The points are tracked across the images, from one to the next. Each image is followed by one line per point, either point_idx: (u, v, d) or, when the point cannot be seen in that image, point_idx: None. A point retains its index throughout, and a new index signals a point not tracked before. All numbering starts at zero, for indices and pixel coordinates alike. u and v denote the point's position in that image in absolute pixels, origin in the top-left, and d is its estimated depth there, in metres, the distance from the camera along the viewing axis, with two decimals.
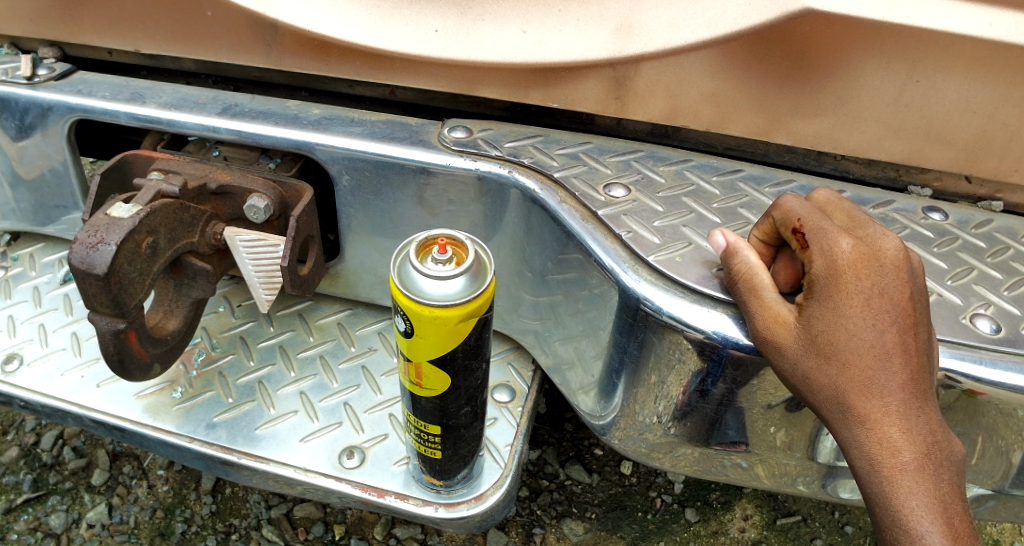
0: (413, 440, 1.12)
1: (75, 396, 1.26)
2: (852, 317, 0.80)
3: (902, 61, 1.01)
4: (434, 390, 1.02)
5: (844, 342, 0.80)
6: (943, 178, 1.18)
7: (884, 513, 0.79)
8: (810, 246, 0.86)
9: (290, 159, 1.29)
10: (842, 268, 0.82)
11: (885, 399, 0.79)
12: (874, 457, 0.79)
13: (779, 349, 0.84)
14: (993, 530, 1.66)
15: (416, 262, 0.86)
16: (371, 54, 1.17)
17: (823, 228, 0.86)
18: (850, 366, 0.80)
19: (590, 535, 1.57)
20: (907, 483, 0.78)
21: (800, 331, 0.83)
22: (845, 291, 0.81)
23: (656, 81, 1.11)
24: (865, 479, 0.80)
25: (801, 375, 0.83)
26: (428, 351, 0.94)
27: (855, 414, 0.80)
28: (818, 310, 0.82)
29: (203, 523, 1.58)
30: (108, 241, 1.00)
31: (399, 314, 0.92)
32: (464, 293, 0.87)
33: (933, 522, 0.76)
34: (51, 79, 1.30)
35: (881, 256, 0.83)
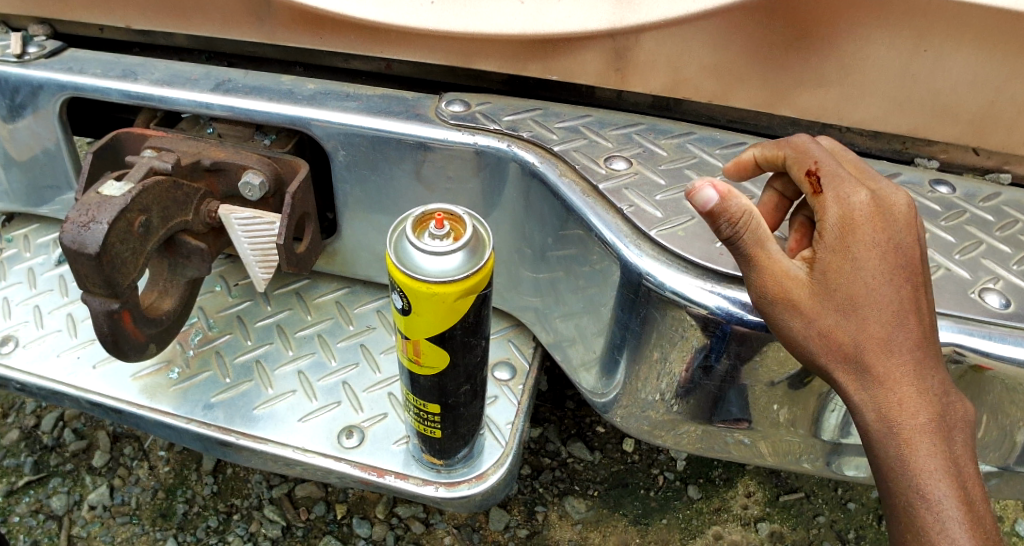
0: (412, 419, 1.11)
1: (71, 378, 1.25)
2: (870, 273, 0.79)
3: (908, 32, 0.98)
4: (433, 370, 1.00)
5: (863, 298, 0.78)
6: (950, 150, 1.15)
7: (899, 478, 0.78)
8: (825, 192, 0.83)
9: (285, 136, 1.26)
10: (860, 220, 0.80)
11: (903, 358, 0.78)
12: (891, 419, 0.79)
13: (793, 305, 0.80)
14: (995, 507, 1.66)
15: (411, 237, 0.85)
16: (366, 28, 1.14)
17: (840, 175, 0.84)
18: (870, 324, 0.78)
19: (592, 513, 1.56)
20: (923, 446, 0.77)
21: (817, 286, 0.80)
22: (863, 244, 0.79)
23: (656, 52, 1.08)
24: (879, 443, 0.79)
25: (818, 334, 0.80)
26: (424, 329, 0.93)
27: (871, 374, 0.79)
28: (837, 265, 0.79)
29: (205, 504, 1.58)
30: (99, 220, 0.98)
31: (396, 291, 0.90)
32: (461, 269, 0.85)
33: (948, 486, 0.76)
34: (40, 57, 1.28)
35: (895, 210, 0.82)
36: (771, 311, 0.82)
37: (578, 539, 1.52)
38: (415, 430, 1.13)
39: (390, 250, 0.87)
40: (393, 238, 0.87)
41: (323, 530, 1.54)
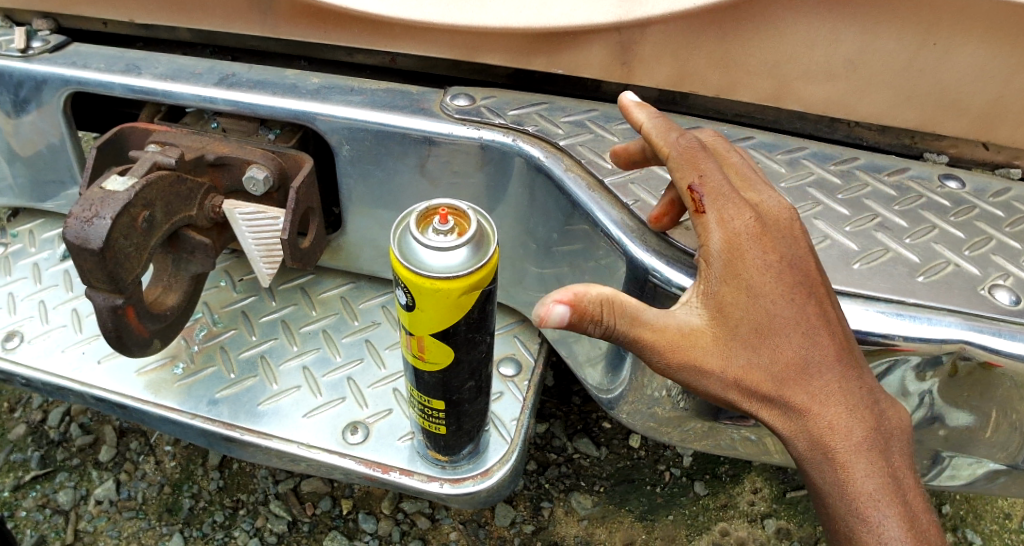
0: (415, 416, 1.11)
1: (76, 373, 1.25)
2: (771, 300, 0.83)
3: (917, 25, 0.97)
4: (437, 365, 1.00)
5: (771, 329, 0.83)
6: (960, 144, 1.14)
7: (842, 500, 0.85)
8: (707, 214, 0.87)
9: (289, 130, 1.25)
10: (747, 246, 0.85)
11: (819, 383, 0.84)
12: (823, 444, 0.84)
13: (701, 356, 0.82)
14: (1004, 504, 1.65)
15: (415, 232, 0.84)
16: (369, 21, 1.13)
17: (720, 197, 0.87)
18: (780, 354, 0.83)
19: (598, 509, 1.56)
20: (859, 466, 0.84)
21: (722, 330, 0.82)
22: (757, 270, 0.84)
23: (662, 46, 1.07)
24: (817, 469, 0.86)
25: (733, 378, 0.83)
26: (430, 325, 0.92)
27: (792, 404, 0.84)
28: (735, 300, 0.83)
29: (211, 499, 1.58)
30: (102, 215, 0.98)
31: (400, 287, 0.89)
32: (466, 265, 0.84)
33: (889, 503, 0.83)
34: (44, 51, 1.27)
35: (779, 227, 0.88)
36: (677, 370, 0.83)
37: (583, 535, 1.52)
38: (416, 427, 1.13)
39: (393, 246, 0.86)
40: (397, 234, 0.87)
41: (329, 526, 1.54)
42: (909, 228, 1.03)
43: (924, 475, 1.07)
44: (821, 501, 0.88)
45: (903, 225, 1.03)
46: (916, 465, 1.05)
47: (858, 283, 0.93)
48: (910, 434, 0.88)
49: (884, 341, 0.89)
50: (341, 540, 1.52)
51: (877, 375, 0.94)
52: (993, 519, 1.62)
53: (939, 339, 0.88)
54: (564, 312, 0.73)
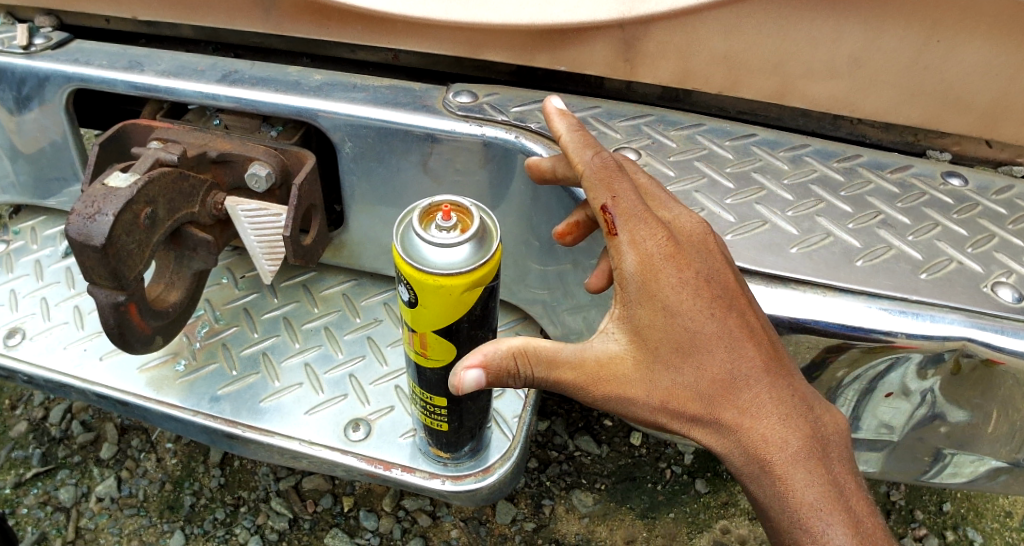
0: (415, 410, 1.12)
1: (78, 370, 1.25)
2: (690, 315, 0.84)
3: (921, 21, 0.96)
4: (439, 362, 1.00)
5: (692, 343, 0.83)
6: (963, 142, 1.14)
7: (788, 515, 0.81)
8: (619, 235, 0.87)
9: (292, 127, 1.25)
10: (661, 265, 0.85)
11: (746, 396, 0.83)
12: (758, 457, 0.82)
13: (624, 382, 0.84)
14: (1004, 502, 1.65)
15: (418, 229, 0.85)
16: (372, 18, 1.13)
17: (633, 217, 0.88)
18: (704, 369, 0.83)
19: (599, 506, 1.56)
20: (798, 475, 0.81)
21: (643, 352, 0.84)
22: (672, 287, 0.84)
23: (665, 43, 1.07)
24: (758, 484, 0.83)
25: (659, 400, 0.84)
26: (431, 321, 0.92)
27: (722, 420, 0.83)
28: (653, 322, 0.84)
29: (212, 496, 1.58)
30: (105, 212, 0.98)
31: (403, 284, 0.90)
32: (468, 262, 0.85)
33: (832, 511, 0.80)
34: (47, 48, 1.27)
35: (694, 243, 0.88)
36: (602, 397, 0.85)
37: (584, 533, 1.52)
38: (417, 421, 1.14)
39: (395, 243, 0.87)
40: (400, 231, 0.87)
41: (330, 523, 1.54)
42: (911, 225, 1.03)
43: (926, 473, 1.07)
44: (768, 520, 0.84)
45: (905, 223, 1.03)
46: (917, 462, 1.05)
47: (861, 280, 0.93)
48: (848, 440, 0.87)
49: (886, 339, 0.89)
50: (342, 537, 1.52)
51: (879, 373, 0.94)
52: (994, 518, 1.62)
53: (942, 336, 0.88)
54: (478, 375, 0.83)
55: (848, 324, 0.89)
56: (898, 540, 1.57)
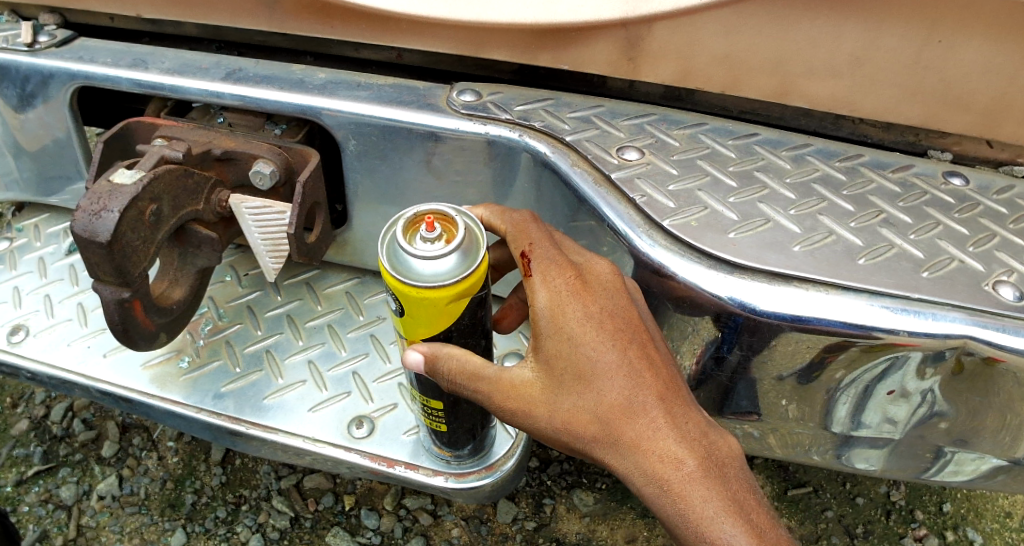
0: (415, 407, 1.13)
1: (81, 367, 1.26)
2: (592, 346, 0.87)
3: (921, 21, 0.97)
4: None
5: (593, 373, 0.86)
6: (963, 142, 1.14)
7: (687, 533, 0.85)
8: (533, 275, 0.91)
9: (295, 125, 1.26)
10: (567, 301, 0.89)
11: (644, 419, 0.86)
12: (657, 478, 0.86)
13: (530, 404, 0.90)
14: (1004, 502, 1.65)
15: (402, 242, 0.86)
16: (375, 16, 1.13)
17: (545, 259, 0.92)
18: (604, 395, 0.87)
19: (600, 506, 1.56)
20: (698, 492, 0.85)
21: (548, 379, 0.89)
22: (577, 321, 0.88)
23: (667, 43, 1.07)
24: (659, 503, 0.87)
25: (563, 422, 0.89)
26: (421, 332, 0.95)
27: (622, 442, 0.87)
28: (559, 352, 0.88)
29: (213, 494, 1.58)
30: (111, 209, 0.98)
31: (390, 294, 0.92)
32: (453, 273, 0.87)
33: (734, 524, 0.83)
34: (51, 46, 1.27)
35: (601, 280, 0.91)
36: (512, 415, 0.92)
37: (585, 532, 1.53)
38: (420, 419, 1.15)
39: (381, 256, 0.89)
40: (384, 243, 0.89)
41: (331, 522, 1.54)
42: (913, 224, 1.03)
43: (927, 470, 1.07)
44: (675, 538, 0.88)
45: (907, 221, 1.03)
46: (918, 460, 1.05)
47: (862, 278, 0.93)
48: (744, 461, 0.91)
49: (887, 336, 0.90)
50: (344, 536, 1.52)
51: (880, 373, 0.94)
52: (994, 518, 1.63)
53: (943, 334, 0.89)
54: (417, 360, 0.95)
55: (851, 322, 0.90)
56: (898, 540, 1.57)
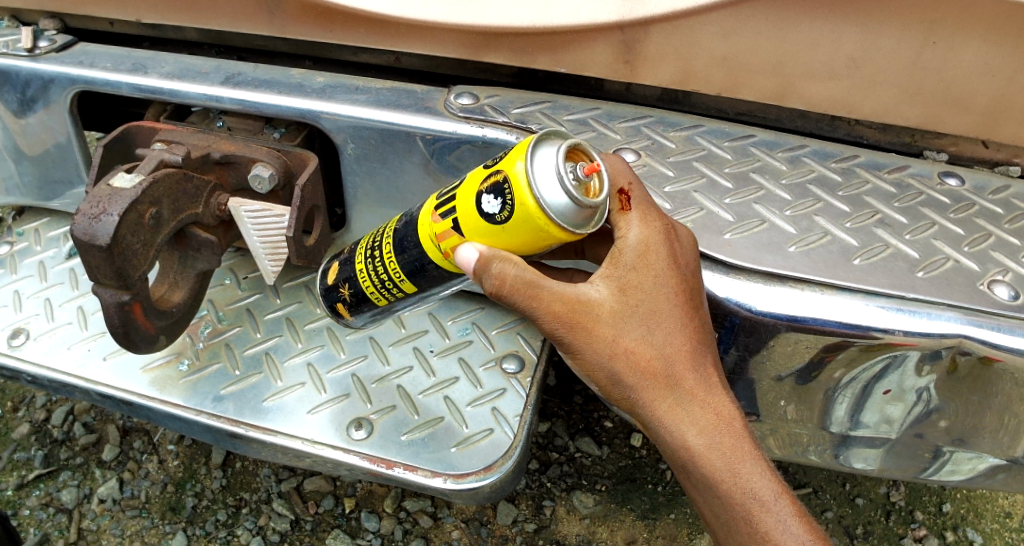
0: (358, 261, 1.11)
1: (81, 370, 1.26)
2: (674, 290, 0.89)
3: (919, 22, 0.98)
4: (453, 267, 0.99)
5: (668, 316, 0.89)
6: (959, 142, 1.14)
7: (726, 484, 0.90)
8: (632, 210, 0.92)
9: (295, 129, 1.27)
10: (659, 241, 0.90)
11: (704, 369, 0.90)
12: (708, 427, 0.90)
13: (594, 322, 0.87)
14: (1004, 503, 1.65)
15: (556, 159, 0.82)
16: (374, 20, 1.14)
17: (644, 201, 0.93)
18: (674, 339, 0.89)
19: (600, 507, 1.56)
20: (744, 449, 0.91)
21: (621, 307, 0.88)
22: (667, 262, 0.89)
23: (666, 45, 1.08)
24: (704, 454, 0.90)
25: (626, 350, 0.88)
26: (494, 240, 0.89)
27: (681, 385, 0.89)
28: (640, 284, 0.89)
29: (214, 497, 1.59)
30: (110, 212, 0.99)
31: (497, 196, 0.86)
32: (574, 224, 0.84)
33: (771, 480, 0.91)
34: (51, 51, 1.28)
35: (684, 235, 0.93)
36: (569, 334, 0.88)
37: (585, 533, 1.53)
38: (343, 271, 1.14)
39: (524, 158, 0.84)
40: (534, 148, 0.84)
41: (331, 524, 1.55)
42: (908, 224, 1.04)
43: (925, 470, 1.08)
44: (702, 487, 0.92)
45: (902, 222, 1.04)
46: (916, 460, 1.06)
47: (858, 278, 0.94)
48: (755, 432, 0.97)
49: (884, 336, 0.90)
50: (344, 538, 1.52)
51: (877, 373, 0.95)
52: (993, 518, 1.63)
53: (939, 334, 0.89)
54: (472, 260, 0.88)
55: (847, 321, 0.91)
56: (898, 540, 1.57)
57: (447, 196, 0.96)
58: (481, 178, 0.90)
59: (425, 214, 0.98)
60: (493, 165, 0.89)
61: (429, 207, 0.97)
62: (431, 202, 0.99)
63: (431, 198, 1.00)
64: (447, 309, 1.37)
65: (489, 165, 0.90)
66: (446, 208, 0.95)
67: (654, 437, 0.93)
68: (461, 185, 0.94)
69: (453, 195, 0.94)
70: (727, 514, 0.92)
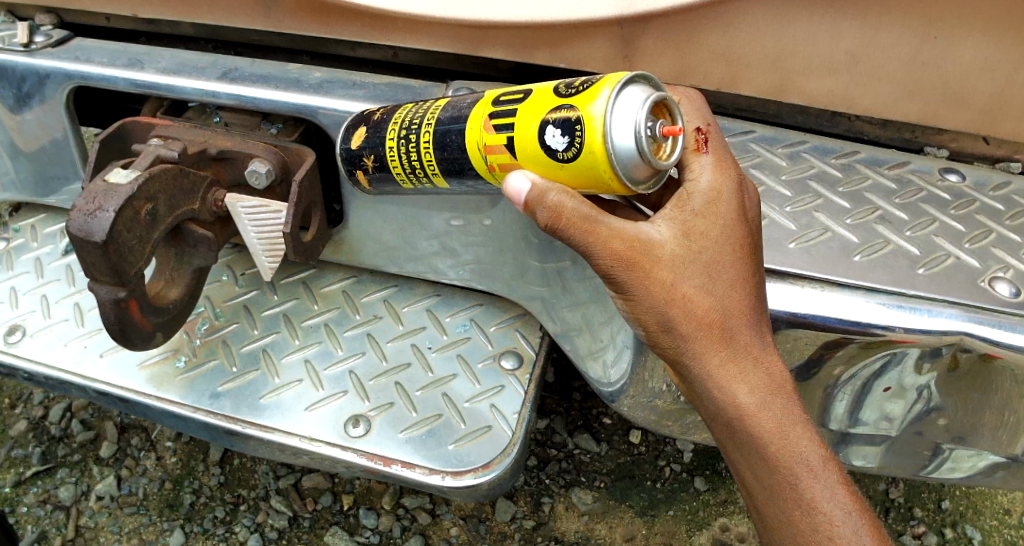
0: (389, 135, 1.06)
1: (78, 367, 1.26)
2: (738, 243, 0.88)
3: (919, 18, 0.97)
4: (493, 179, 0.99)
5: (731, 268, 0.88)
6: (960, 138, 1.13)
7: (774, 446, 0.89)
8: (707, 152, 0.92)
9: (292, 125, 1.25)
10: (728, 191, 0.90)
11: (762, 327, 0.89)
12: (760, 386, 0.89)
13: (654, 264, 0.87)
14: (1003, 499, 1.65)
15: (637, 115, 0.82)
16: (372, 15, 1.13)
17: (717, 148, 0.93)
18: (734, 292, 0.88)
19: (598, 504, 1.56)
20: (794, 413, 0.90)
21: (682, 252, 0.88)
22: (734, 213, 0.89)
23: (665, 40, 1.07)
24: (754, 413, 0.89)
25: (684, 296, 0.87)
26: (549, 170, 0.90)
27: (736, 339, 0.89)
28: (704, 233, 0.88)
29: (212, 494, 1.58)
30: (106, 208, 0.98)
31: (566, 131, 0.85)
32: (636, 182, 0.86)
33: (817, 448, 0.91)
34: (47, 46, 1.27)
35: (749, 189, 0.93)
36: (628, 275, 0.87)
37: (583, 531, 1.52)
38: (370, 140, 1.08)
39: (603, 104, 0.82)
40: (615, 95, 0.82)
41: (329, 521, 1.54)
42: (909, 221, 1.04)
43: (924, 468, 1.07)
44: (747, 448, 0.91)
45: (903, 218, 1.04)
46: (916, 457, 1.06)
47: (858, 274, 0.93)
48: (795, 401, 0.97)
49: (885, 333, 0.89)
50: (342, 535, 1.52)
51: (876, 370, 0.94)
52: (992, 515, 1.62)
53: (939, 330, 0.89)
54: (520, 191, 0.85)
55: (847, 318, 0.90)
56: (897, 537, 1.57)
57: (507, 107, 0.93)
58: (549, 105, 0.88)
59: (478, 119, 0.96)
60: (565, 96, 0.87)
61: (484, 113, 0.95)
62: (487, 107, 0.96)
63: (486, 100, 0.97)
64: (445, 305, 1.36)
65: (561, 94, 0.87)
66: (504, 120, 0.93)
67: (700, 394, 0.93)
68: (526, 99, 0.92)
69: (514, 110, 0.92)
70: (771, 478, 0.92)
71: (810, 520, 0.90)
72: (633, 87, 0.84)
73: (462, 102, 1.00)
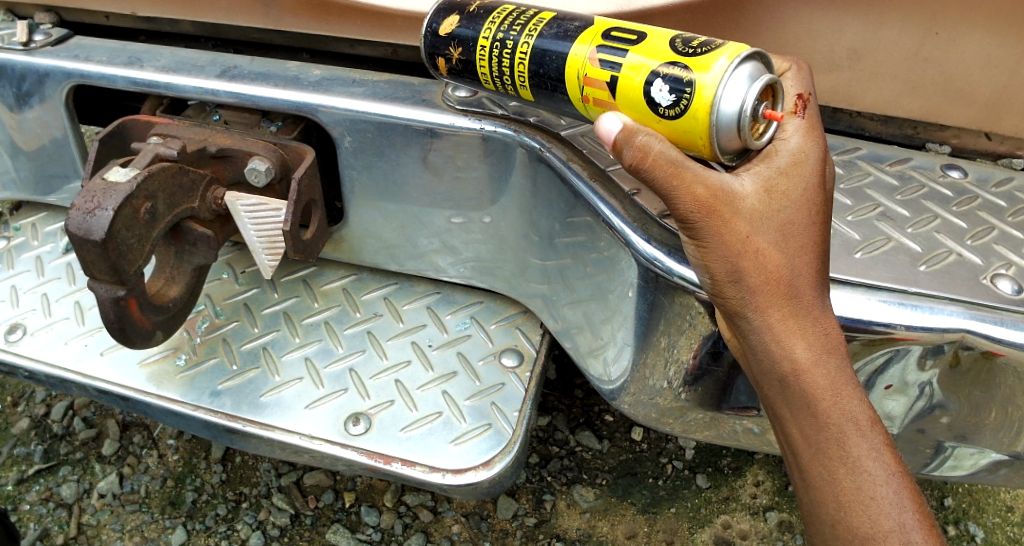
0: (483, 33, 0.97)
1: (78, 365, 1.26)
2: (813, 206, 0.84)
3: (921, 13, 0.97)
4: (583, 111, 0.96)
5: (804, 229, 0.83)
6: (962, 134, 1.12)
7: (826, 404, 0.83)
8: (802, 118, 0.87)
9: (291, 122, 1.25)
10: (812, 157, 0.85)
11: (825, 289, 0.84)
12: (820, 344, 0.83)
13: (730, 215, 0.81)
14: (1005, 496, 1.65)
15: (748, 92, 0.80)
16: (371, 13, 1.13)
17: (807, 113, 0.88)
18: (806, 251, 0.82)
19: (600, 501, 1.56)
20: (848, 376, 0.84)
21: (761, 208, 0.82)
22: (815, 177, 0.84)
23: None
24: (811, 370, 0.83)
25: (757, 249, 0.81)
26: (646, 121, 0.88)
27: (801, 298, 0.82)
28: (784, 191, 0.83)
29: (214, 492, 1.58)
30: (104, 207, 0.98)
31: (674, 89, 0.83)
32: (727, 155, 0.85)
33: (868, 411, 0.84)
34: (46, 45, 1.27)
35: (829, 158, 0.88)
36: (704, 224, 0.81)
37: (585, 528, 1.52)
38: (461, 34, 0.98)
39: (718, 74, 0.80)
40: (732, 68, 0.80)
41: (331, 519, 1.54)
42: (910, 217, 1.03)
43: (927, 465, 1.08)
44: (796, 405, 0.84)
45: (904, 215, 1.03)
46: (918, 455, 1.06)
47: (860, 272, 0.93)
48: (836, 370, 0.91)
49: (886, 331, 0.89)
50: (344, 533, 1.52)
51: (878, 367, 0.94)
52: (995, 512, 1.62)
53: (941, 328, 0.88)
54: (611, 133, 0.83)
55: (849, 315, 0.89)
56: None
57: (616, 45, 0.89)
58: (663, 58, 0.85)
59: (581, 48, 0.91)
60: (681, 53, 0.84)
61: (591, 46, 0.90)
62: (595, 38, 0.91)
63: (596, 31, 0.92)
64: (446, 303, 1.36)
65: (677, 51, 0.85)
66: (610, 58, 0.89)
67: (751, 348, 0.86)
68: (638, 43, 0.88)
69: (625, 49, 0.88)
70: (818, 440, 0.84)
71: (854, 483, 0.83)
72: (751, 62, 0.82)
73: (570, 22, 0.94)
